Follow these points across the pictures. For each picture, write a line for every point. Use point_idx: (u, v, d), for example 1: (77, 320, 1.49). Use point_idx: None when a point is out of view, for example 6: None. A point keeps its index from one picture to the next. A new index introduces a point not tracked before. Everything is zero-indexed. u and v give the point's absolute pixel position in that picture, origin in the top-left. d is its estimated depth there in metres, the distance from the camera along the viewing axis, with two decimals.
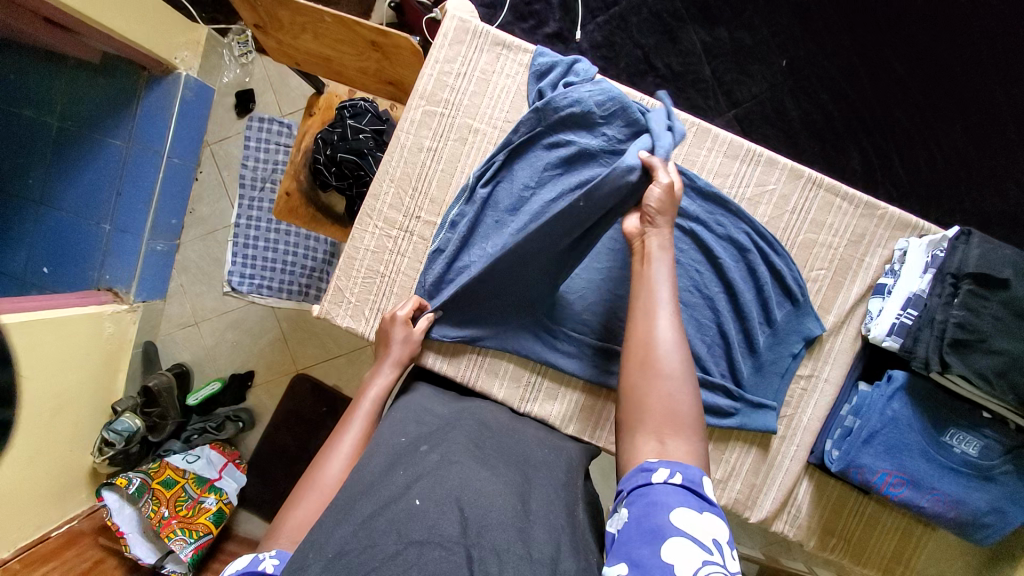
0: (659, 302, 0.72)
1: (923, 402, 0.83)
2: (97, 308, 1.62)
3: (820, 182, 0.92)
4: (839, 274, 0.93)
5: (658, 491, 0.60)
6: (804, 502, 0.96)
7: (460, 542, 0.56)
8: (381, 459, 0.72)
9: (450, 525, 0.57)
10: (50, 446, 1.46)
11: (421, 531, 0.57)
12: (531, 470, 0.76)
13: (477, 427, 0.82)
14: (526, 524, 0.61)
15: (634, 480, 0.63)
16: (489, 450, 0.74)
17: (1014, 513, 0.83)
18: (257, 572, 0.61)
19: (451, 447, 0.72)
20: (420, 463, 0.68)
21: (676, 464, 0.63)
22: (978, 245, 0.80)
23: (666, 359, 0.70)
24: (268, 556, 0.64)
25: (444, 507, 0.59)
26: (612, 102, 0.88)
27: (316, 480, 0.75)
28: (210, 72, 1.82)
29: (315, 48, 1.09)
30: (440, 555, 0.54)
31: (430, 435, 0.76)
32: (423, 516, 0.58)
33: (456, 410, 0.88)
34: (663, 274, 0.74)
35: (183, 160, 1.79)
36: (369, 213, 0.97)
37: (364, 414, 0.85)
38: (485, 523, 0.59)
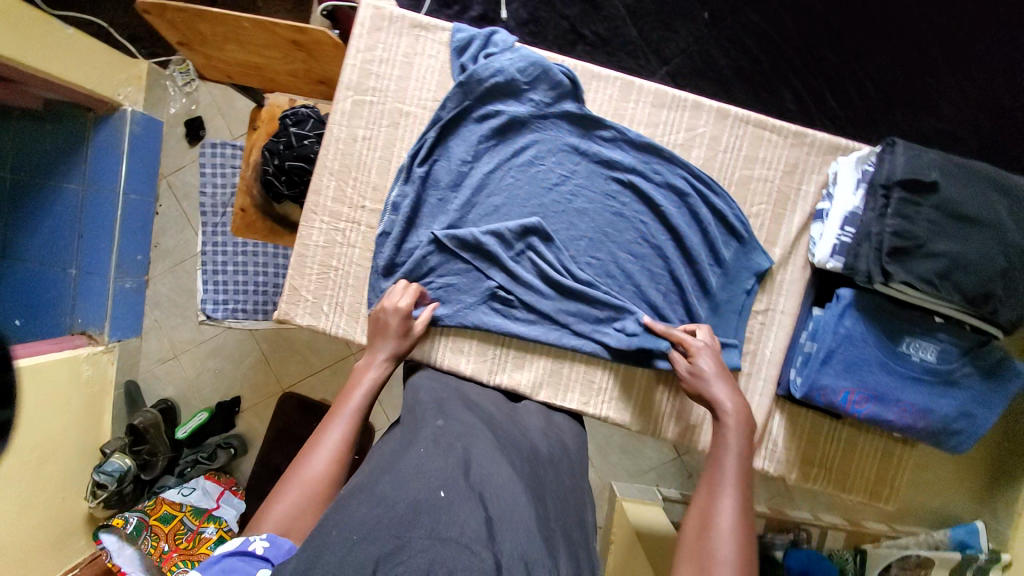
0: (724, 478, 0.75)
1: (873, 315, 0.83)
2: (73, 352, 1.60)
3: (747, 119, 0.94)
4: (778, 205, 0.95)
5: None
6: (780, 435, 0.97)
7: (487, 544, 0.58)
8: (398, 441, 0.76)
9: (476, 525, 0.59)
10: (42, 494, 1.45)
11: (452, 529, 0.58)
12: (538, 462, 0.79)
13: (483, 414, 0.85)
14: (551, 530, 0.68)
15: None
16: (503, 438, 0.80)
17: (981, 415, 0.85)
18: (248, 553, 0.62)
19: (467, 430, 0.79)
20: (443, 443, 0.73)
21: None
22: (903, 152, 0.82)
23: (721, 540, 0.68)
24: (258, 538, 0.65)
25: (470, 501, 0.63)
26: (533, 67, 0.92)
27: (302, 470, 0.74)
28: (156, 104, 1.81)
29: (242, 57, 1.10)
30: (470, 559, 0.55)
31: (440, 408, 0.83)
32: (450, 508, 0.61)
33: (438, 394, 0.88)
34: (735, 449, 0.78)
35: (140, 194, 1.78)
36: (314, 208, 0.97)
37: (354, 406, 0.82)
38: (506, 520, 0.63)
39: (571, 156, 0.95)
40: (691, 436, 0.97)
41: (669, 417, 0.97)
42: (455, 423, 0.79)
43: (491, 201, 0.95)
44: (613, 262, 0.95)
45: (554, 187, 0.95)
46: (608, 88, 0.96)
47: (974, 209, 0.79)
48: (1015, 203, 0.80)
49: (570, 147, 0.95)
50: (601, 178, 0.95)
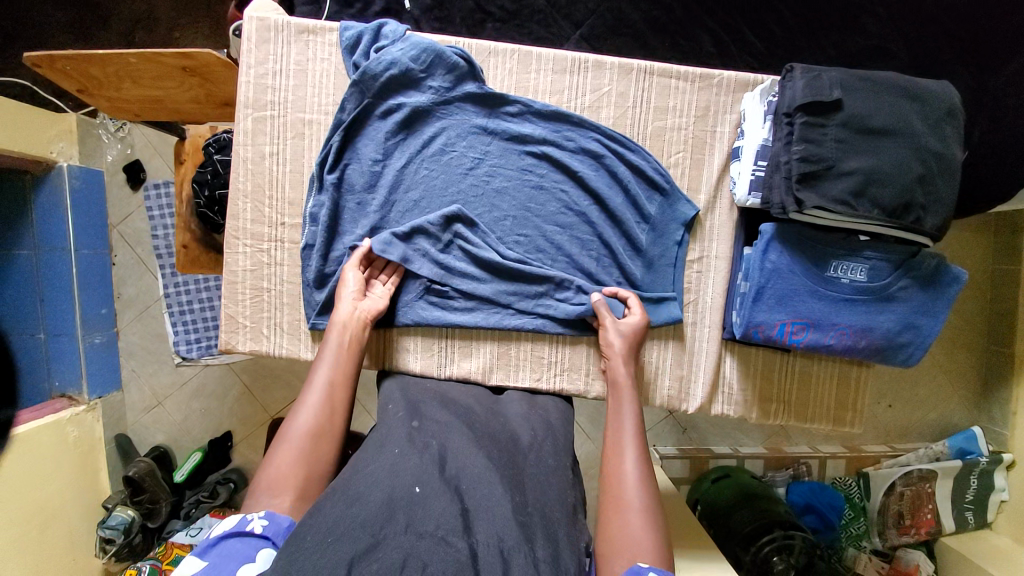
0: (626, 438, 0.77)
1: (796, 243, 0.83)
2: (55, 416, 1.58)
3: (651, 70, 0.93)
4: (696, 150, 0.94)
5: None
6: (734, 377, 0.98)
7: (463, 535, 0.59)
8: (371, 443, 0.73)
9: (452, 518, 0.60)
10: (50, 559, 1.46)
11: (428, 523, 0.60)
12: (519, 452, 0.76)
13: (461, 411, 0.83)
14: (531, 520, 0.65)
15: None
16: (481, 431, 0.77)
17: (926, 324, 0.85)
18: (247, 533, 0.63)
19: (443, 429, 0.76)
20: (416, 443, 0.72)
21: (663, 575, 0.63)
22: (801, 76, 0.80)
23: (631, 494, 0.71)
24: (257, 514, 0.65)
25: (444, 495, 0.63)
26: (425, 53, 0.90)
27: (288, 432, 0.74)
28: (92, 156, 1.74)
29: (142, 93, 1.09)
30: (444, 550, 0.57)
31: (415, 410, 0.81)
32: (426, 502, 0.62)
33: (392, 393, 0.88)
34: (627, 401, 0.82)
35: (93, 249, 1.74)
36: (235, 234, 0.96)
37: (328, 363, 0.81)
38: (482, 510, 0.63)
39: (481, 137, 0.93)
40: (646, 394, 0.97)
41: None
42: (433, 420, 0.78)
43: (409, 197, 0.94)
44: (542, 236, 0.94)
45: (469, 171, 0.94)
46: (507, 61, 0.94)
47: (882, 120, 0.78)
48: (923, 109, 0.79)
49: (478, 128, 0.93)
50: (516, 154, 0.94)
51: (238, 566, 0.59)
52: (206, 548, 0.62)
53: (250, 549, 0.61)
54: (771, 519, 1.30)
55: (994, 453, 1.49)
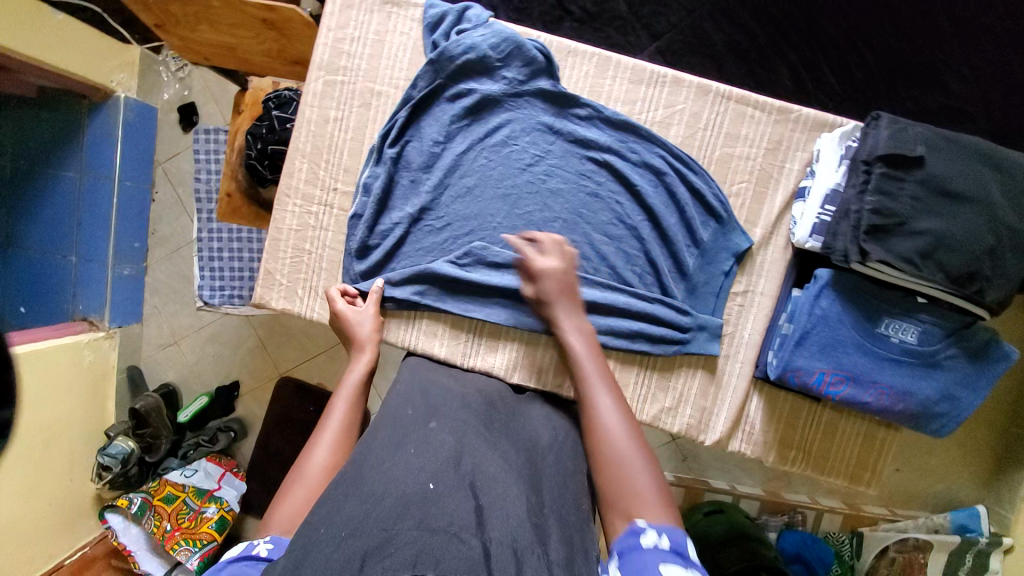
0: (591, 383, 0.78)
1: (852, 294, 0.81)
2: (75, 338, 1.62)
3: (729, 94, 0.91)
4: (761, 184, 0.92)
5: (648, 556, 0.59)
6: (757, 417, 0.96)
7: (476, 532, 0.57)
8: (387, 438, 0.72)
9: (466, 514, 0.58)
10: (49, 476, 1.50)
11: (442, 519, 0.57)
12: (537, 453, 0.77)
13: (480, 409, 0.81)
14: (543, 520, 0.64)
15: (626, 541, 0.62)
16: (498, 432, 0.76)
17: (966, 397, 0.82)
18: (250, 556, 0.63)
19: (459, 426, 0.74)
20: (431, 441, 0.69)
21: (664, 526, 0.63)
22: (887, 126, 0.79)
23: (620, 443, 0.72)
24: (263, 540, 0.66)
25: (460, 491, 0.61)
26: (506, 43, 0.90)
27: (300, 471, 0.75)
28: (149, 91, 1.77)
29: (215, 38, 1.10)
30: (458, 548, 0.54)
31: (433, 409, 0.78)
32: (439, 499, 0.60)
33: (428, 386, 0.86)
34: (585, 357, 0.81)
35: (137, 182, 1.76)
36: (287, 191, 0.96)
37: (344, 402, 0.82)
38: (495, 510, 0.61)
39: (545, 135, 0.93)
40: (665, 419, 0.96)
41: (644, 400, 0.96)
42: (450, 417, 0.76)
43: (463, 182, 0.94)
44: (588, 244, 0.93)
45: (528, 168, 0.93)
46: (585, 64, 0.93)
47: (962, 185, 0.75)
48: (1005, 180, 0.77)
49: (544, 126, 0.92)
50: (576, 157, 0.93)
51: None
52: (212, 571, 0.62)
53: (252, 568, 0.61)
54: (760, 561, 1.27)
55: (993, 533, 1.43)
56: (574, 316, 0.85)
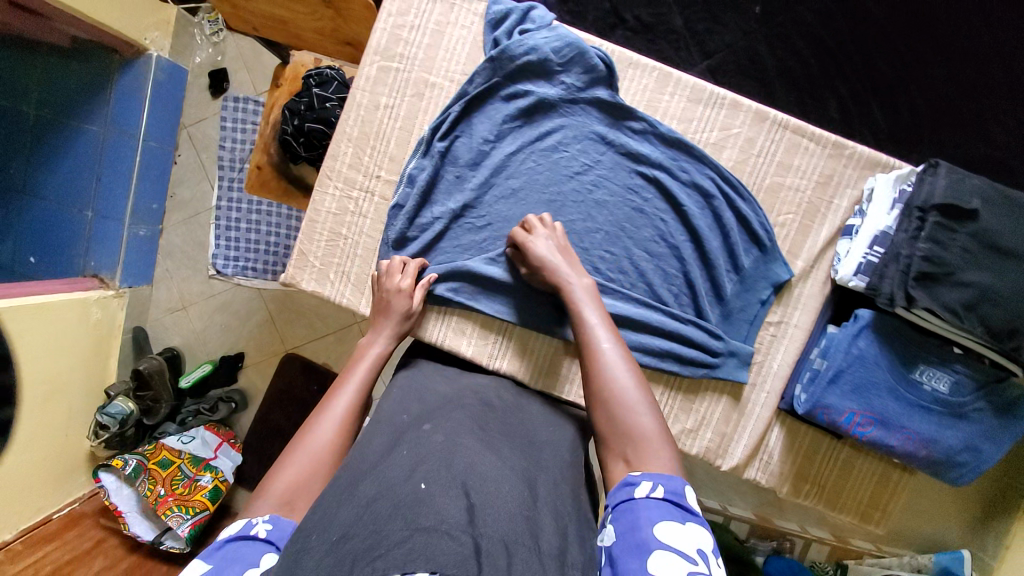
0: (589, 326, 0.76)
1: (890, 338, 0.81)
2: (83, 295, 1.59)
3: (786, 124, 0.90)
4: (807, 217, 0.92)
5: (640, 508, 0.58)
6: (776, 448, 0.96)
7: (467, 528, 0.50)
8: (381, 441, 0.68)
9: (456, 511, 0.51)
10: (47, 430, 1.47)
11: (429, 518, 0.50)
12: (534, 451, 0.72)
13: (476, 410, 0.76)
14: (537, 514, 0.59)
15: (620, 494, 0.61)
16: (492, 433, 0.70)
17: (988, 450, 0.82)
18: (250, 536, 0.59)
19: (454, 428, 0.68)
20: (425, 444, 0.64)
21: (660, 477, 0.61)
22: (945, 175, 0.78)
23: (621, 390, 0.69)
24: (262, 518, 0.62)
25: (451, 489, 0.54)
26: (569, 48, 0.89)
27: (304, 443, 0.71)
28: (181, 52, 1.75)
29: (269, 11, 1.09)
30: (448, 545, 0.47)
31: (426, 412, 0.74)
32: (430, 498, 0.53)
33: (452, 386, 0.84)
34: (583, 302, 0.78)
35: (160, 143, 1.74)
36: (329, 173, 0.95)
37: (357, 381, 0.79)
38: (490, 509, 0.54)
39: (597, 145, 0.92)
40: (685, 440, 0.96)
41: (665, 419, 0.96)
42: (442, 417, 0.71)
43: (509, 184, 0.93)
44: (628, 259, 0.92)
45: (576, 175, 0.92)
46: (645, 77, 0.92)
47: (1016, 242, 0.75)
48: None
49: (597, 135, 0.91)
50: (625, 170, 0.92)
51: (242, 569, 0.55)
52: (210, 552, 0.57)
53: (257, 549, 0.57)
54: None
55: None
56: (574, 269, 0.82)
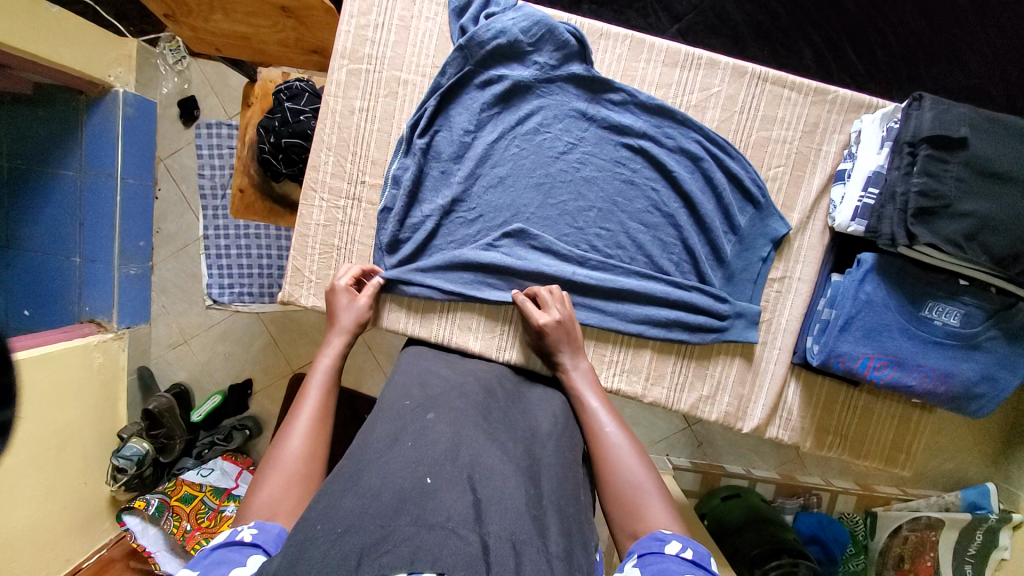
0: (595, 415, 0.78)
1: (896, 279, 0.81)
2: (83, 339, 1.56)
3: (765, 76, 0.89)
4: (798, 167, 0.91)
5: (669, 561, 0.60)
6: (795, 404, 0.96)
7: (474, 526, 0.53)
8: (382, 433, 0.67)
9: (464, 509, 0.54)
10: (64, 481, 1.45)
11: (438, 514, 0.53)
12: (536, 442, 0.72)
13: (480, 397, 0.76)
14: (542, 513, 0.60)
15: (648, 546, 0.62)
16: (496, 424, 0.71)
17: (1005, 378, 0.82)
18: (235, 542, 0.58)
19: (457, 417, 0.69)
20: (429, 434, 0.64)
21: (688, 541, 0.63)
22: (931, 107, 0.77)
23: (632, 472, 0.71)
24: (247, 525, 0.60)
25: (458, 486, 0.57)
26: (537, 26, 0.87)
27: (277, 455, 0.69)
28: (147, 85, 1.70)
29: (231, 28, 1.08)
30: (457, 545, 0.49)
31: (432, 398, 0.73)
32: (438, 494, 0.56)
33: (460, 374, 0.84)
34: (587, 391, 0.81)
35: (139, 179, 1.70)
36: (312, 185, 0.94)
37: (317, 388, 0.77)
38: (495, 504, 0.57)
39: (578, 122, 0.90)
40: (703, 407, 0.95)
41: (681, 388, 0.95)
42: (448, 406, 0.71)
43: (495, 172, 0.91)
44: (624, 233, 0.92)
45: (561, 155, 0.91)
46: (617, 47, 0.91)
47: (1010, 166, 0.74)
48: None
49: (577, 112, 0.90)
50: (610, 144, 0.91)
51: (228, 571, 0.54)
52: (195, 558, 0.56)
53: (240, 554, 0.56)
54: (780, 546, 1.29)
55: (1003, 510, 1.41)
56: (576, 355, 0.85)
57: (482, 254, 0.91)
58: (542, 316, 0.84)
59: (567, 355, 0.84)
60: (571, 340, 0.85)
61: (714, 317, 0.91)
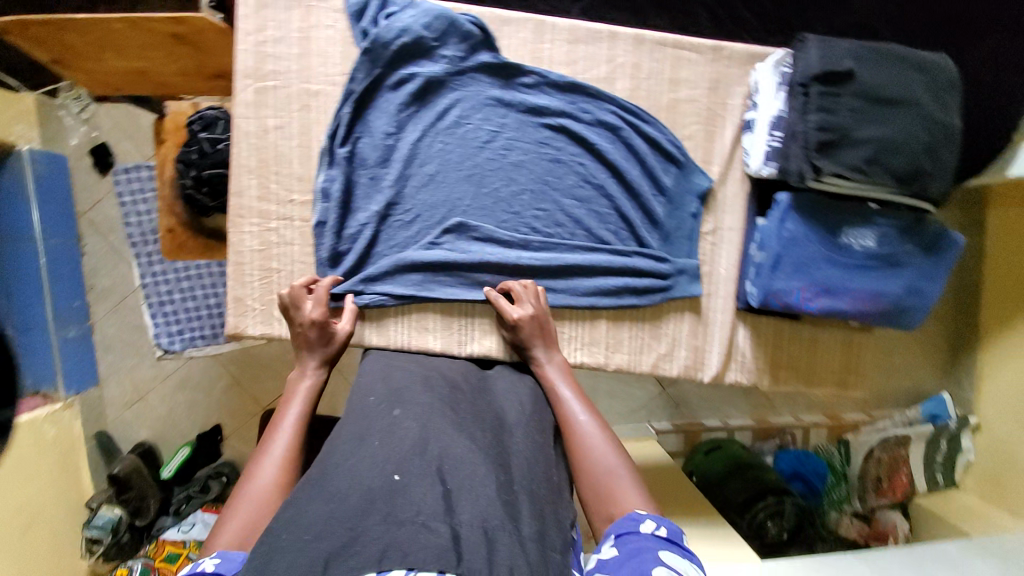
0: (568, 405, 0.80)
1: (812, 212, 0.86)
2: (31, 415, 1.45)
3: (664, 41, 0.93)
4: (710, 123, 0.95)
5: (645, 539, 0.63)
6: (747, 347, 1.00)
7: (445, 518, 0.54)
8: (348, 434, 0.66)
9: (434, 501, 0.55)
10: (36, 562, 1.36)
11: (408, 510, 0.55)
12: (504, 430, 0.73)
13: (447, 389, 0.76)
14: (514, 496, 0.61)
15: (624, 527, 0.66)
16: (465, 415, 0.71)
17: (926, 287, 0.89)
18: (196, 573, 0.59)
19: (424, 411, 0.68)
20: (395, 431, 0.65)
21: (661, 518, 0.67)
22: (815, 47, 0.82)
23: (603, 458, 0.74)
24: (209, 557, 0.61)
25: (427, 480, 0.58)
26: (438, 21, 0.88)
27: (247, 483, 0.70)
28: (53, 139, 1.60)
29: (126, 65, 1.06)
30: (426, 537, 0.52)
31: (397, 396, 0.73)
32: (407, 490, 0.57)
33: (419, 366, 0.83)
34: (561, 382, 0.83)
35: (61, 238, 1.60)
36: (240, 212, 0.91)
37: (294, 415, 0.77)
38: (465, 491, 0.58)
39: (497, 109, 0.92)
40: (664, 365, 0.98)
41: (641, 350, 0.98)
42: (415, 401, 0.70)
43: (424, 170, 0.92)
44: (560, 210, 0.94)
45: (486, 145, 0.92)
46: (521, 31, 0.92)
47: (892, 91, 0.80)
48: (929, 80, 0.82)
49: (494, 99, 0.92)
50: (532, 126, 0.92)
51: None
52: None
53: None
54: (764, 487, 1.38)
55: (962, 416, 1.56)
56: (549, 349, 0.87)
57: (425, 253, 0.91)
58: (514, 312, 0.86)
59: (541, 349, 0.86)
60: (543, 333, 0.87)
61: (657, 276, 0.94)
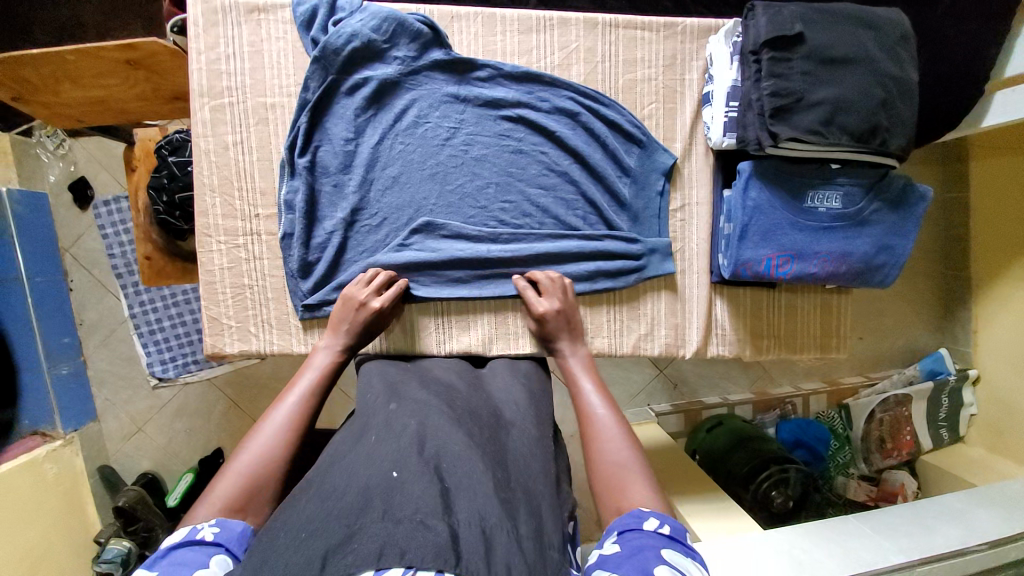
0: (586, 398, 0.79)
1: (773, 178, 0.86)
2: (29, 455, 1.40)
3: (615, 23, 0.93)
4: (668, 100, 0.96)
5: (646, 535, 0.60)
6: (725, 319, 1.01)
7: (443, 516, 0.52)
8: (346, 435, 0.68)
9: (431, 499, 0.53)
10: None
11: (406, 508, 0.52)
12: (501, 427, 0.72)
13: (441, 389, 0.77)
14: (512, 494, 0.60)
15: (624, 521, 0.62)
16: (461, 411, 0.71)
17: (897, 244, 0.89)
18: (196, 541, 0.57)
19: (422, 409, 0.68)
20: (393, 426, 0.65)
21: (665, 515, 0.63)
22: (763, 13, 0.82)
23: (612, 453, 0.71)
24: (208, 524, 0.59)
25: (425, 477, 0.56)
26: (386, 22, 0.87)
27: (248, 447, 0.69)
28: (32, 177, 1.56)
29: (85, 95, 1.05)
30: (423, 535, 0.50)
31: (394, 391, 0.74)
32: (404, 487, 0.55)
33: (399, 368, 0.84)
34: (582, 375, 0.83)
35: (48, 277, 1.55)
36: (206, 231, 0.91)
37: (307, 389, 0.76)
38: (462, 491, 0.56)
39: (454, 105, 0.92)
40: (645, 345, 0.98)
41: (620, 332, 0.98)
42: (411, 398, 0.71)
43: (387, 173, 0.92)
44: (526, 201, 0.94)
45: (446, 142, 0.92)
46: (472, 25, 0.92)
47: (844, 50, 0.80)
48: (880, 35, 0.81)
49: (450, 96, 0.92)
50: (491, 120, 0.92)
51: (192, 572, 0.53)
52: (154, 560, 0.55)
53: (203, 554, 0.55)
54: (767, 455, 1.36)
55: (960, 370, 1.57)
56: (576, 344, 0.87)
57: (395, 255, 0.91)
58: (545, 303, 0.87)
59: (570, 341, 0.87)
60: (571, 326, 0.88)
61: (630, 258, 0.95)
